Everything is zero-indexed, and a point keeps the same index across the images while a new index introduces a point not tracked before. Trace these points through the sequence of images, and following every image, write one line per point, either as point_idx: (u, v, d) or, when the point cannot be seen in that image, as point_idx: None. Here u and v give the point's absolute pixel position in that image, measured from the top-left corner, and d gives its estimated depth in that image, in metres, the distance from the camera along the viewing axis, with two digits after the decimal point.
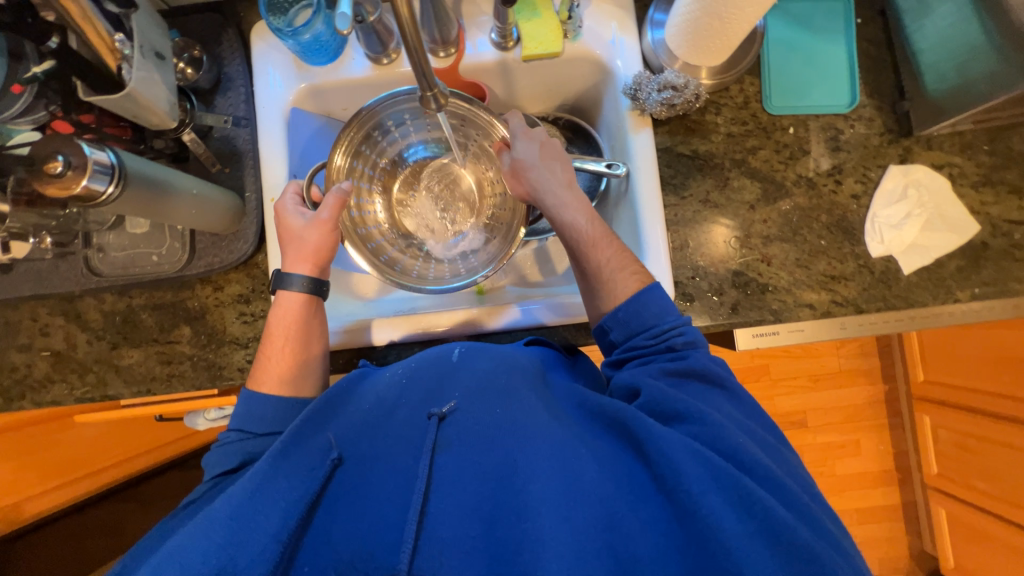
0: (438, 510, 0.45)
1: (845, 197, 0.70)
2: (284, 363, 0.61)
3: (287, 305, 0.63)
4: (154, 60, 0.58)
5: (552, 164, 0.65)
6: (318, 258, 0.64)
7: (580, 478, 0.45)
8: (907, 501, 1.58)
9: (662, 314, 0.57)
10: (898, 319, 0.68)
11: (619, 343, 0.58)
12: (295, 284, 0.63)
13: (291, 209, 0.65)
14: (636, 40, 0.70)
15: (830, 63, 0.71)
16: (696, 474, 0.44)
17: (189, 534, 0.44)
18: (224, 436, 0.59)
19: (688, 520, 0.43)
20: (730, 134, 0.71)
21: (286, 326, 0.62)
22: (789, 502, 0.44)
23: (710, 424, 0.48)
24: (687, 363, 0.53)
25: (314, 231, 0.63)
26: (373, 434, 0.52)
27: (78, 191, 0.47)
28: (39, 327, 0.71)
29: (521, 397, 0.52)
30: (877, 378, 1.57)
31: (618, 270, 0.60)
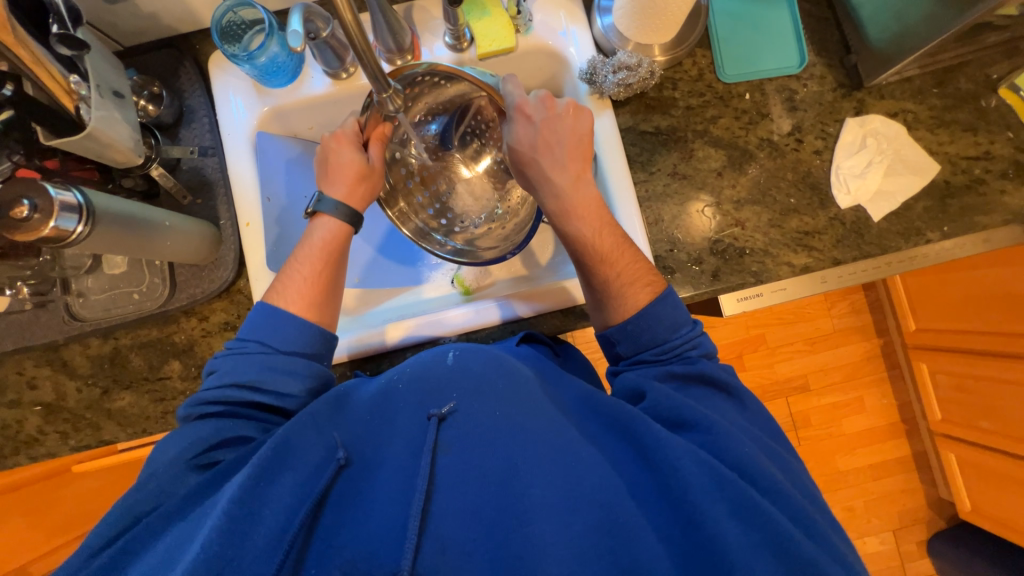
0: (440, 509, 0.46)
1: (808, 154, 0.71)
2: (310, 288, 0.61)
3: (325, 228, 0.64)
4: (113, 98, 0.59)
5: (552, 149, 0.61)
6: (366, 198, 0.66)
7: (583, 483, 0.46)
8: (917, 451, 1.59)
9: (674, 329, 0.57)
10: (874, 268, 0.70)
11: (625, 355, 0.59)
12: (334, 210, 0.64)
13: (347, 138, 0.64)
14: (586, 28, 0.72)
15: (776, 27, 0.73)
16: (697, 480, 0.45)
17: (181, 533, 0.45)
18: (240, 345, 0.57)
19: (692, 529, 0.44)
20: (689, 107, 0.72)
21: (327, 248, 0.63)
22: (796, 515, 0.45)
23: (720, 433, 0.49)
24: (698, 368, 0.55)
25: (370, 171, 0.65)
26: (378, 438, 0.52)
27: (47, 234, 0.47)
28: (26, 381, 0.70)
29: (524, 398, 0.52)
30: (872, 334, 1.59)
31: (627, 286, 0.59)
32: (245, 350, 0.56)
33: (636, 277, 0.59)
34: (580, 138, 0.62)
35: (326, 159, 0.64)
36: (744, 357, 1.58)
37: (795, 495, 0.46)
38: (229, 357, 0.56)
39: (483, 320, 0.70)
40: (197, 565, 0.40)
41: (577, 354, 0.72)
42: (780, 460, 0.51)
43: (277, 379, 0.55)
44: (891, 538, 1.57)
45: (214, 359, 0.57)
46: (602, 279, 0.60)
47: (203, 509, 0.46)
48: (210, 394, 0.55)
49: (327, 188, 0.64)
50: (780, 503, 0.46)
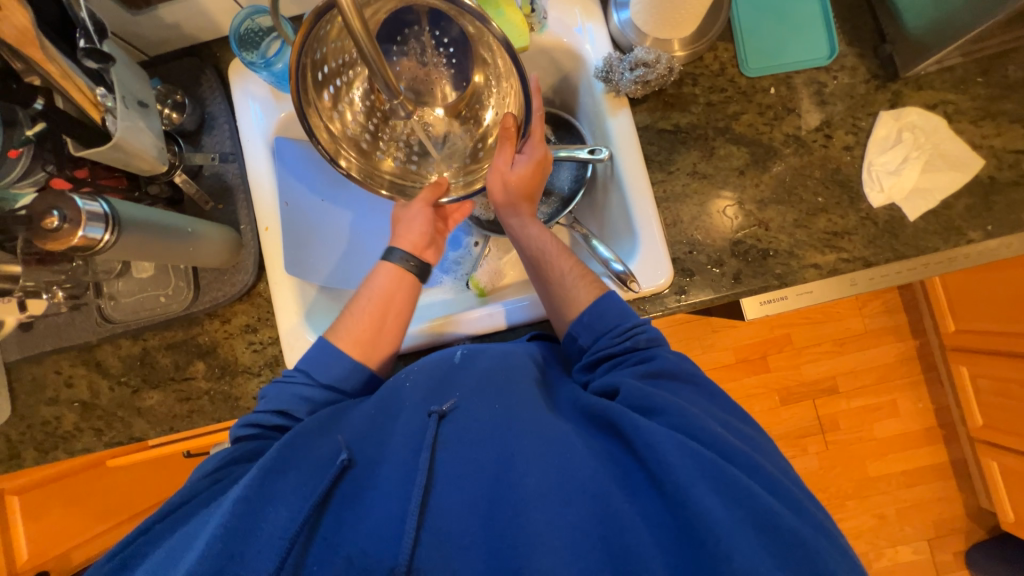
0: (438, 503, 0.45)
1: (838, 150, 0.68)
2: (366, 330, 0.60)
3: (380, 276, 0.62)
4: (137, 108, 0.60)
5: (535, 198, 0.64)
6: (420, 241, 0.63)
7: (572, 471, 0.44)
8: (955, 458, 1.52)
9: (624, 316, 0.56)
10: (910, 270, 0.66)
11: (590, 347, 0.57)
12: (395, 259, 0.63)
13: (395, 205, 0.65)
14: (603, 24, 0.70)
15: (803, 17, 0.70)
16: (680, 462, 0.42)
17: (186, 537, 0.45)
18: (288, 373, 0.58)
19: (680, 512, 0.41)
20: (710, 104, 0.70)
21: (378, 294, 0.61)
22: (774, 489, 0.43)
23: (687, 415, 0.46)
24: (658, 362, 0.53)
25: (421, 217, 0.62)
26: (382, 441, 0.51)
27: (76, 242, 0.49)
28: (64, 379, 0.74)
29: (518, 393, 0.51)
30: (907, 334, 1.52)
31: (579, 278, 0.60)
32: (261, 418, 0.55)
33: (585, 272, 0.61)
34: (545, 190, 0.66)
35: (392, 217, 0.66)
36: (769, 357, 1.52)
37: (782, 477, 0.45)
38: (277, 385, 0.57)
39: (496, 324, 0.69)
40: (210, 557, 0.41)
41: None
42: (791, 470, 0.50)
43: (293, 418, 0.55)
44: (925, 548, 1.50)
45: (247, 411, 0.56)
46: (557, 272, 0.61)
47: (206, 514, 0.46)
48: (254, 414, 0.56)
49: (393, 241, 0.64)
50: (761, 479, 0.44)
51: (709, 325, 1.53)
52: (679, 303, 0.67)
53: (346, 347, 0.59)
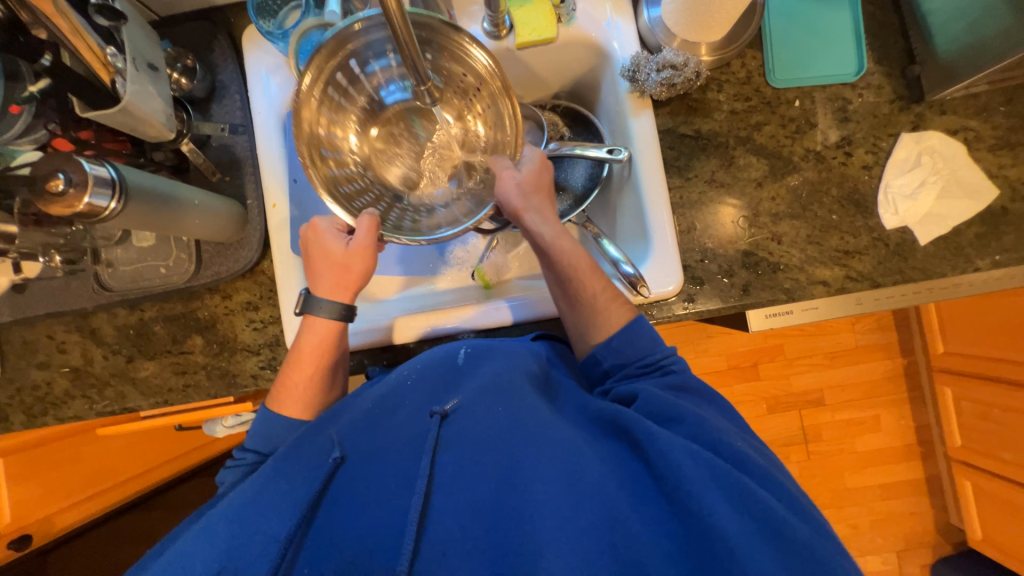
0: (440, 510, 0.43)
1: (856, 169, 0.68)
2: (306, 391, 0.60)
3: (317, 329, 0.60)
4: (148, 72, 0.58)
5: (545, 206, 0.61)
6: (353, 285, 0.61)
7: (578, 476, 0.43)
8: (930, 475, 1.56)
9: (653, 346, 0.57)
10: (915, 293, 0.67)
11: (613, 372, 0.58)
12: (323, 310, 0.60)
13: (328, 232, 0.60)
14: (632, 21, 0.68)
15: (834, 30, 0.69)
16: (693, 472, 0.42)
17: (192, 537, 0.43)
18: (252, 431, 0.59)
19: (691, 519, 0.40)
20: (733, 111, 0.69)
21: (317, 350, 0.60)
22: (789, 502, 0.44)
23: (704, 426, 0.47)
24: (679, 379, 0.54)
25: (352, 259, 0.59)
26: (376, 433, 0.49)
27: (81, 209, 0.47)
28: (56, 345, 0.72)
29: (525, 397, 0.49)
30: (896, 353, 1.54)
31: (610, 300, 0.59)
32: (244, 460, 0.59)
33: (611, 293, 0.59)
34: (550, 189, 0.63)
35: (313, 258, 0.61)
36: (759, 366, 1.54)
37: (792, 488, 0.46)
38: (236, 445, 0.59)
39: (502, 320, 0.68)
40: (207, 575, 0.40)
41: None
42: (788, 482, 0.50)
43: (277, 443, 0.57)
44: (894, 559, 1.55)
45: (220, 470, 0.60)
46: (588, 293, 0.59)
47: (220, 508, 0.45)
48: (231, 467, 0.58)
49: (315, 289, 0.61)
50: (780, 494, 0.44)
51: (705, 329, 1.54)
52: (686, 310, 0.67)
53: (291, 411, 0.59)
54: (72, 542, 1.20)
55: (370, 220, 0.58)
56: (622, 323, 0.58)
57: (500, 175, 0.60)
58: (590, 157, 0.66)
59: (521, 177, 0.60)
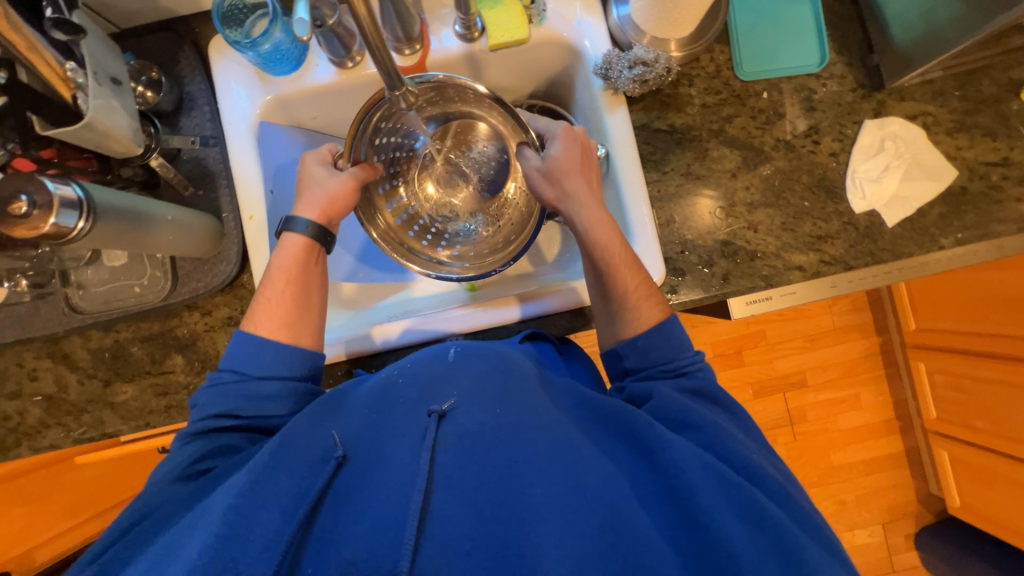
0: (440, 508, 0.41)
1: (825, 156, 0.70)
2: (281, 309, 0.57)
3: (289, 247, 0.60)
4: (110, 86, 0.56)
5: (580, 181, 0.61)
6: (331, 209, 0.62)
7: (586, 482, 0.43)
8: (909, 447, 1.62)
9: (681, 350, 0.57)
10: (885, 273, 0.69)
11: (633, 370, 0.58)
12: (300, 228, 0.60)
13: (315, 159, 0.64)
14: (602, 20, 0.69)
15: (796, 23, 0.71)
16: (702, 482, 0.43)
17: (188, 530, 0.42)
18: (216, 378, 0.55)
19: (695, 530, 0.42)
20: (705, 105, 0.71)
21: (290, 273, 0.59)
22: (796, 516, 0.45)
23: (719, 437, 0.49)
24: (701, 382, 0.55)
25: (338, 183, 0.62)
26: (377, 434, 0.48)
27: (47, 230, 0.46)
28: (27, 372, 0.69)
29: (534, 402, 0.49)
30: (871, 332, 1.60)
31: (642, 299, 0.59)
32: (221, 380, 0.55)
33: (646, 292, 0.59)
34: (589, 165, 0.64)
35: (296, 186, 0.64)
36: (743, 352, 1.58)
37: (807, 508, 0.47)
38: (209, 389, 0.55)
39: (488, 320, 0.68)
40: (201, 564, 0.38)
41: (584, 355, 0.70)
42: (775, 461, 0.53)
43: (259, 405, 0.53)
44: (880, 531, 1.60)
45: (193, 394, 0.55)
46: (620, 288, 0.59)
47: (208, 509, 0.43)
48: (195, 424, 0.53)
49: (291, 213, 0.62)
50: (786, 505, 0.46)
51: (688, 320, 1.57)
52: (670, 301, 0.68)
53: (268, 331, 0.56)
54: None
55: (368, 170, 0.65)
56: (654, 323, 0.58)
57: (528, 171, 0.64)
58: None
59: (549, 162, 0.62)
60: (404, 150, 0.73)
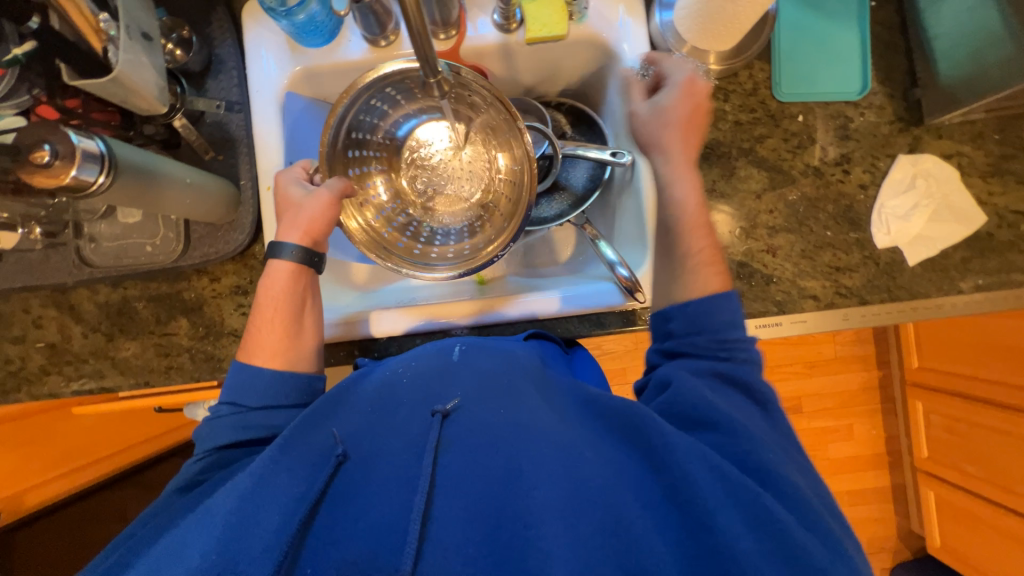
0: (443, 512, 0.41)
1: (853, 188, 0.69)
2: (274, 337, 0.56)
3: (275, 273, 0.58)
4: (142, 41, 0.56)
5: (680, 133, 0.60)
6: (313, 229, 0.58)
7: (587, 484, 0.42)
8: (896, 483, 1.62)
9: (732, 326, 0.52)
10: (900, 312, 0.68)
11: (676, 334, 0.54)
12: (285, 254, 0.57)
13: (293, 182, 0.61)
14: (643, 23, 0.68)
15: (842, 48, 0.70)
16: (708, 486, 0.41)
17: (186, 532, 0.42)
18: (214, 409, 0.54)
19: (700, 532, 0.40)
20: (738, 122, 0.69)
21: (278, 296, 0.57)
22: (816, 526, 0.41)
23: (739, 435, 0.45)
24: (737, 370, 0.50)
25: (315, 202, 0.58)
26: (377, 432, 0.47)
27: (67, 182, 0.45)
28: (32, 319, 0.69)
29: (530, 401, 0.48)
30: (872, 364, 1.58)
31: (703, 264, 0.56)
32: (220, 413, 0.54)
33: (711, 255, 0.56)
34: (696, 118, 0.61)
35: (278, 208, 0.61)
36: None
37: (808, 495, 0.43)
38: (207, 423, 0.54)
39: (495, 317, 0.67)
40: (204, 567, 0.39)
41: (589, 358, 0.70)
42: (810, 473, 0.47)
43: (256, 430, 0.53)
44: None
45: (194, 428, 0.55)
46: (684, 248, 0.57)
47: (201, 513, 0.43)
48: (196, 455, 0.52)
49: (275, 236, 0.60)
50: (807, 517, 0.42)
51: None
52: None
53: (263, 359, 0.56)
54: (38, 520, 1.16)
55: (345, 182, 0.60)
56: (710, 291, 0.54)
57: (631, 111, 0.63)
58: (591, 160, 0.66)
59: (661, 107, 0.61)
60: (377, 129, 0.69)
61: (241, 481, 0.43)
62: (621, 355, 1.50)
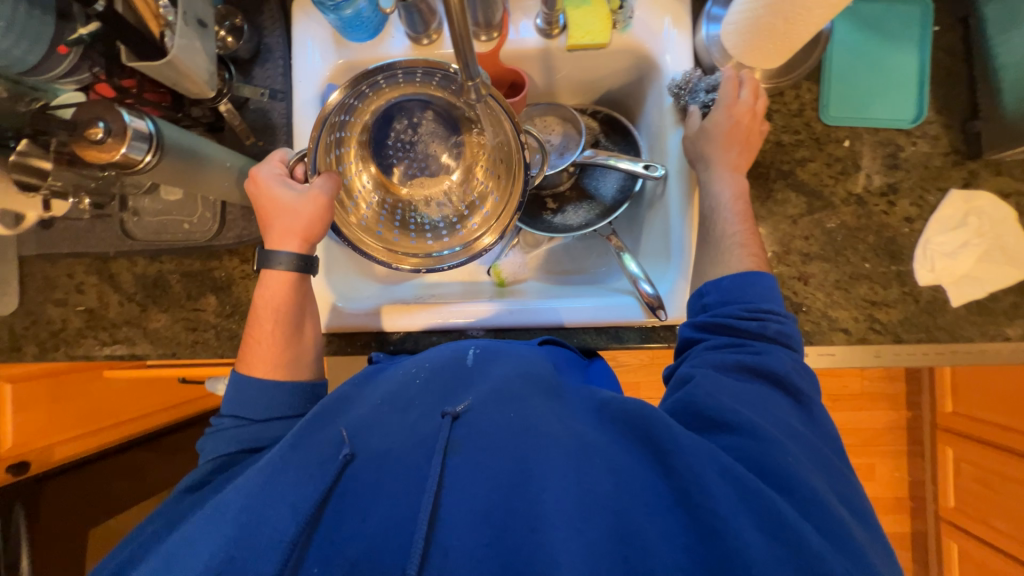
0: (450, 516, 0.40)
1: (898, 220, 0.65)
2: (276, 346, 0.57)
3: (274, 281, 0.58)
4: (196, 27, 0.58)
5: (731, 142, 0.60)
6: (307, 233, 0.57)
7: (596, 489, 0.41)
8: (916, 530, 1.54)
9: (766, 299, 0.53)
10: (938, 354, 0.65)
11: (710, 307, 0.55)
12: (282, 261, 0.58)
13: (278, 181, 0.58)
14: (689, 36, 0.67)
15: (898, 73, 0.67)
16: (720, 490, 0.39)
17: (198, 526, 0.41)
18: (217, 422, 0.55)
19: (710, 537, 0.37)
20: (779, 143, 0.67)
21: (272, 307, 0.58)
22: (840, 542, 0.38)
23: (761, 440, 0.42)
24: (766, 359, 0.48)
25: (307, 204, 0.56)
26: (387, 431, 0.47)
27: (117, 158, 0.48)
28: (75, 284, 0.73)
29: (539, 405, 0.48)
30: (901, 404, 1.51)
31: (737, 246, 0.57)
32: (221, 426, 0.55)
33: (750, 241, 0.57)
34: (749, 130, 0.61)
35: (264, 209, 0.58)
36: None
37: (831, 502, 0.40)
38: (212, 436, 0.55)
39: (512, 321, 0.67)
40: (213, 564, 0.38)
41: (609, 370, 0.68)
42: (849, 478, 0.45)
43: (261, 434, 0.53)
44: None
45: (199, 440, 0.56)
46: (719, 231, 0.59)
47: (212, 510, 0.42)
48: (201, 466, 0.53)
49: (268, 242, 0.59)
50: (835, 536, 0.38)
51: None
52: None
53: (265, 370, 0.57)
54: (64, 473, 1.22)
55: (335, 178, 0.56)
56: (745, 269, 0.55)
57: (691, 110, 0.64)
58: (622, 170, 0.65)
59: (706, 127, 0.61)
60: (358, 114, 0.63)
61: (252, 479, 0.43)
62: (635, 369, 1.47)
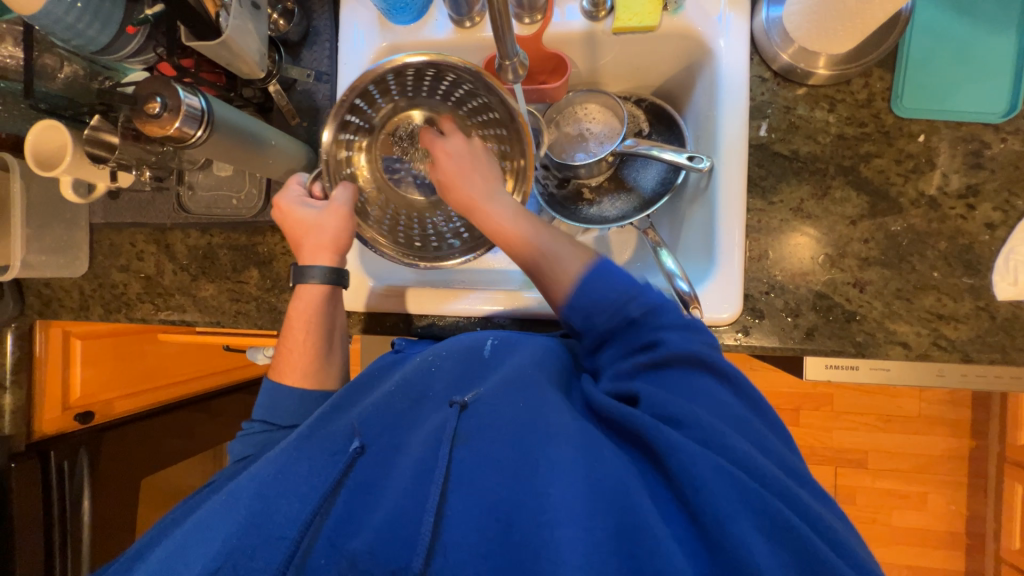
0: (455, 511, 0.40)
1: (977, 225, 0.59)
2: (304, 355, 0.59)
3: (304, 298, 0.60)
4: (250, 9, 0.60)
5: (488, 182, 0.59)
6: (336, 243, 0.59)
7: (603, 485, 0.39)
8: (970, 570, 1.41)
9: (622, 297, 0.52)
10: (1014, 377, 0.58)
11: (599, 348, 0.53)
12: (315, 277, 0.59)
13: (297, 202, 0.60)
14: (746, 19, 0.62)
15: (988, 61, 0.60)
16: (719, 489, 0.38)
17: (216, 509, 0.42)
18: (247, 426, 0.58)
19: (717, 548, 0.36)
20: (841, 136, 0.62)
21: (304, 316, 0.59)
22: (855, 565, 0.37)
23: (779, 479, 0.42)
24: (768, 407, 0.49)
25: (333, 217, 0.58)
26: (399, 427, 0.48)
27: (171, 132, 0.51)
28: (136, 252, 0.79)
29: (547, 397, 0.47)
30: (964, 432, 1.38)
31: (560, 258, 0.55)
32: (251, 430, 0.57)
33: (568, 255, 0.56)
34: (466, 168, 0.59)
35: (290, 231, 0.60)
36: (800, 412, 1.42)
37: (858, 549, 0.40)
38: (239, 440, 0.58)
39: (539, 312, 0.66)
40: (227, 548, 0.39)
41: None
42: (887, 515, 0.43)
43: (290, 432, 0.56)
44: None
45: (229, 443, 0.58)
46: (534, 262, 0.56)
47: (229, 497, 0.43)
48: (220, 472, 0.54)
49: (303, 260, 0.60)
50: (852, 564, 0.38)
51: (746, 361, 1.43)
52: (738, 341, 0.62)
53: (294, 380, 0.59)
54: None
55: (351, 187, 0.59)
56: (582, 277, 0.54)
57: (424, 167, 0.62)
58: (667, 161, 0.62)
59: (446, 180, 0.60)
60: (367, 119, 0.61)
61: (266, 467, 0.44)
62: None
